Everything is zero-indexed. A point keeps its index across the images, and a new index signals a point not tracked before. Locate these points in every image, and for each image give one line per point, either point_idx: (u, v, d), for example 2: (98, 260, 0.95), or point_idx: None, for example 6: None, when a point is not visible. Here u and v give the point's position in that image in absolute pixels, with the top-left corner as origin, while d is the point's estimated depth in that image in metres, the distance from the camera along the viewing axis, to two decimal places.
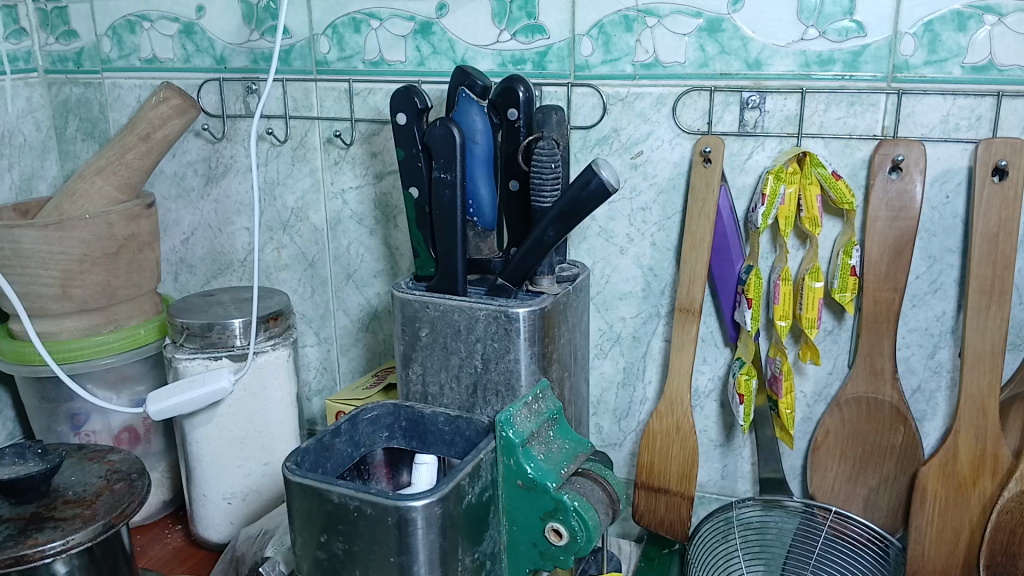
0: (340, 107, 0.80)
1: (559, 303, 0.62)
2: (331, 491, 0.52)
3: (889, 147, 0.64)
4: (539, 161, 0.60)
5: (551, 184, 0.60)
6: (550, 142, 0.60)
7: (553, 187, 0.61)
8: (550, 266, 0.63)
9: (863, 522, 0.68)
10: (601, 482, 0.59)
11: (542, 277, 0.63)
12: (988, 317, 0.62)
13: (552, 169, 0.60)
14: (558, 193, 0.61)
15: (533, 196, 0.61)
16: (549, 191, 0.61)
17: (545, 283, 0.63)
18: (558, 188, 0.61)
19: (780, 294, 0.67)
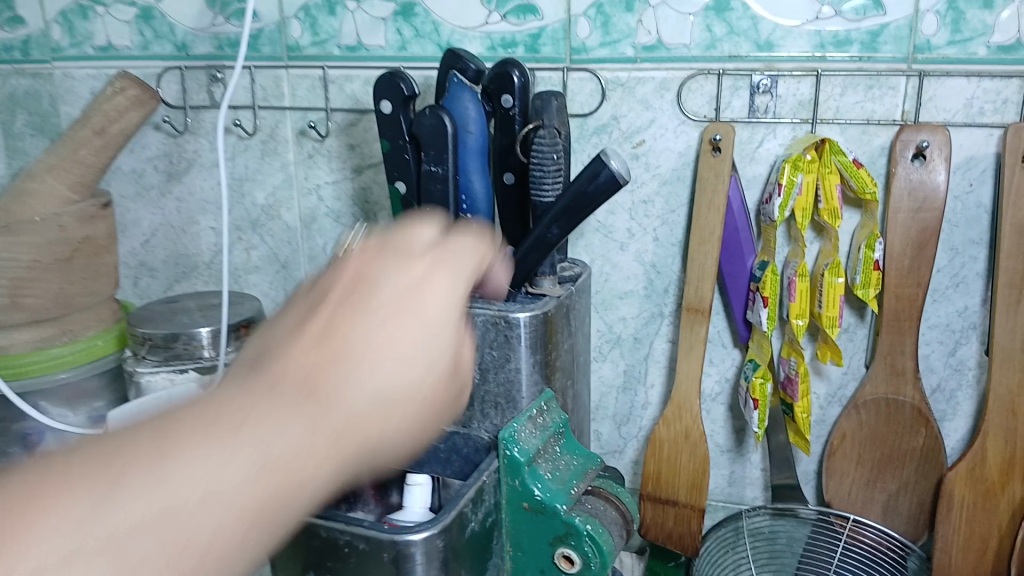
0: (314, 95, 0.73)
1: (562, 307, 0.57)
2: (318, 525, 0.47)
3: (911, 133, 0.59)
4: (539, 151, 0.55)
5: (553, 177, 0.55)
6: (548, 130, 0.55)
7: (555, 180, 0.56)
8: (548, 267, 0.58)
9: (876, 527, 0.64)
10: (614, 500, 0.54)
11: (541, 280, 0.58)
12: (1019, 313, 0.58)
13: (554, 160, 0.55)
14: (559, 189, 0.56)
15: (533, 190, 0.56)
16: (550, 186, 0.56)
17: (545, 285, 0.58)
18: (560, 182, 0.56)
19: (796, 291, 0.62)
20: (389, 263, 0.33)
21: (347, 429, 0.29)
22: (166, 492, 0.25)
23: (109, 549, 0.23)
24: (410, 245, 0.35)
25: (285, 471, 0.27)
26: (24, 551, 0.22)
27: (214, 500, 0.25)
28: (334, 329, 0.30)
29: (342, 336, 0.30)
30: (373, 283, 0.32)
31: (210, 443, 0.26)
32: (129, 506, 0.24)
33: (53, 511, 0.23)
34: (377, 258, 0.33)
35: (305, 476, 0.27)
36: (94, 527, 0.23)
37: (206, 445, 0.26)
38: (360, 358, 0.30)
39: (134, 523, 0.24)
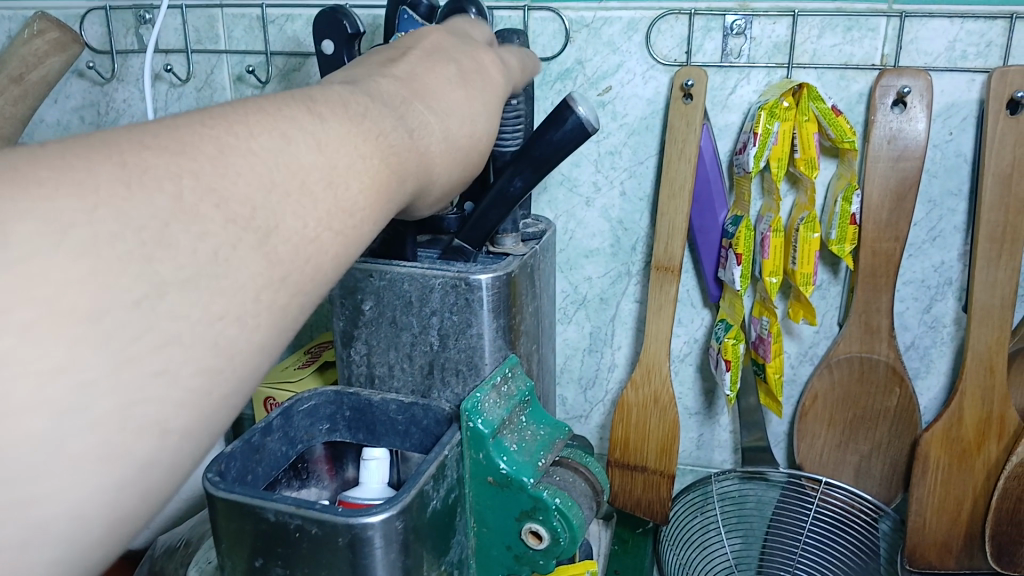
0: (252, 38, 0.67)
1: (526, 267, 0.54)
2: (266, 509, 0.42)
3: (891, 78, 0.56)
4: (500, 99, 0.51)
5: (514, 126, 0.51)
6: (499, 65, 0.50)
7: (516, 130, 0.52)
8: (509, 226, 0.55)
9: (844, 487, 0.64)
10: (582, 470, 0.51)
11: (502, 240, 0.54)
12: (999, 268, 0.56)
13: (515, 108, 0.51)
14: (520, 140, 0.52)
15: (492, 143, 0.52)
16: (512, 137, 0.52)
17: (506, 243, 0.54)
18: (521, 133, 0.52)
19: (770, 247, 0.59)
20: (439, 73, 0.36)
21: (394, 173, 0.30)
22: (275, 215, 0.24)
23: (143, 304, 0.20)
24: (453, 63, 0.37)
25: (348, 214, 0.27)
26: (70, 243, 0.19)
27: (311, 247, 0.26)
28: (411, 99, 0.33)
29: (422, 84, 0.35)
30: (427, 85, 0.35)
31: (318, 110, 0.28)
32: (183, 254, 0.21)
33: (97, 208, 0.20)
34: (424, 65, 0.36)
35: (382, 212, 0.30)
36: (125, 247, 0.20)
37: (298, 135, 0.26)
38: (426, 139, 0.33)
39: (193, 270, 0.22)
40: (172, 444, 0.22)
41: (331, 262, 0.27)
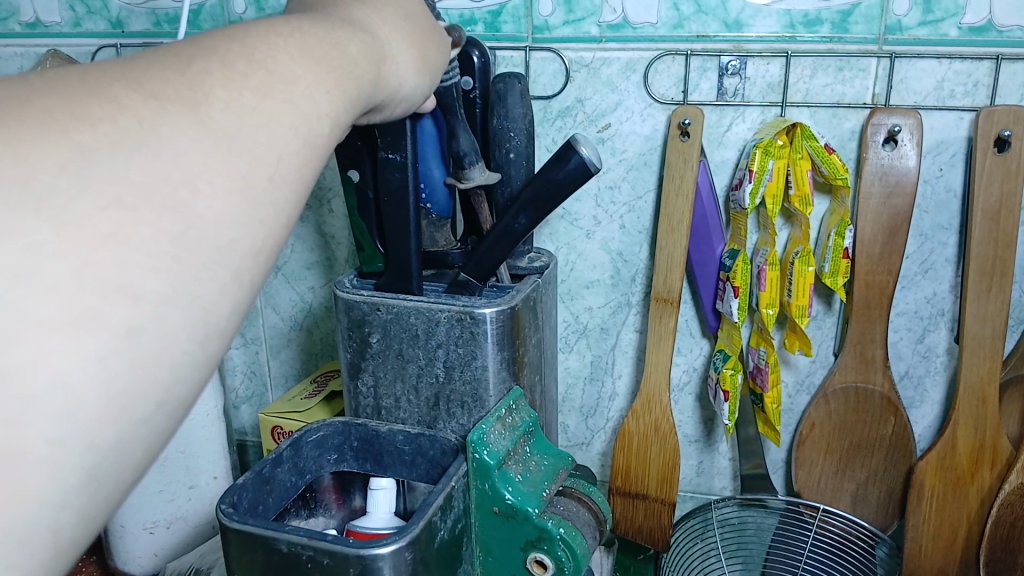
0: None
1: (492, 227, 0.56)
2: (278, 539, 0.43)
3: (882, 116, 0.58)
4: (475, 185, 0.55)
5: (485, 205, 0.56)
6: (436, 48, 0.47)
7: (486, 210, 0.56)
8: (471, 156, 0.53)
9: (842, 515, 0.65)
10: (586, 500, 0.52)
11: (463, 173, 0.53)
12: (989, 301, 0.58)
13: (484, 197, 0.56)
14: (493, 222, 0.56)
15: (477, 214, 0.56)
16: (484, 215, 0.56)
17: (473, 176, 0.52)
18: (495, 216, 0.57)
19: (766, 279, 0.61)
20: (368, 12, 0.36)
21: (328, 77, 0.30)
22: (185, 100, 0.24)
23: (71, 174, 0.21)
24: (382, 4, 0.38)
25: (300, 80, 0.28)
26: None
27: (268, 113, 0.26)
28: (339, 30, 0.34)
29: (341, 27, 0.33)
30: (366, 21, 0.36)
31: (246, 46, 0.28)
32: (102, 131, 0.22)
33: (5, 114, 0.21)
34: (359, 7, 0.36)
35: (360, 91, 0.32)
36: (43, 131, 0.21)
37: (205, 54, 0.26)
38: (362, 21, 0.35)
39: (110, 142, 0.22)
40: (146, 316, 0.22)
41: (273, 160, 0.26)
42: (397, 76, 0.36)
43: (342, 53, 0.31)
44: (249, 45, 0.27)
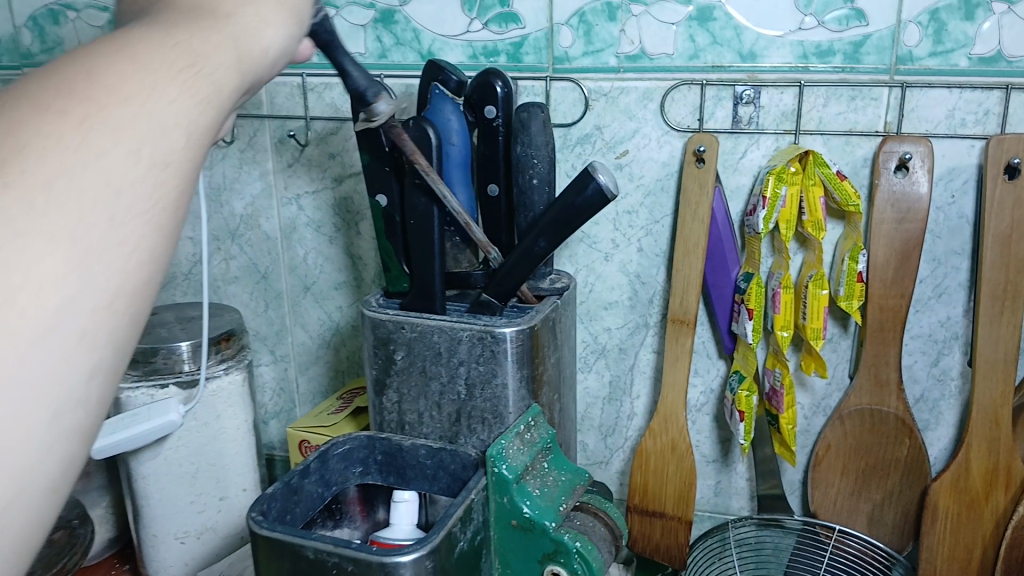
0: (293, 104, 0.72)
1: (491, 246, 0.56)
2: (304, 546, 0.45)
3: (894, 143, 0.60)
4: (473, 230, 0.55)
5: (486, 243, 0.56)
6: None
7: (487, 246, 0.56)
8: (370, 91, 0.46)
9: (859, 535, 0.65)
10: (602, 516, 0.54)
11: (369, 112, 0.46)
12: (1001, 325, 0.59)
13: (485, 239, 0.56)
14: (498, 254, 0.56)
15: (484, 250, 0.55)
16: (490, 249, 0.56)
17: (381, 108, 0.46)
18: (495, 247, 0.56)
19: (782, 302, 0.62)
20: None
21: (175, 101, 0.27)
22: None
23: None
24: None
25: (140, 104, 0.26)
26: None
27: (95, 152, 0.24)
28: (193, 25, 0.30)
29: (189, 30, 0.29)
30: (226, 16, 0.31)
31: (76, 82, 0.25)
32: None
33: None
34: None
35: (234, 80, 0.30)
36: None
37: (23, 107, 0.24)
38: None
39: None
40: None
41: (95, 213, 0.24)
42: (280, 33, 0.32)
43: (205, 56, 0.28)
44: (70, 76, 0.25)
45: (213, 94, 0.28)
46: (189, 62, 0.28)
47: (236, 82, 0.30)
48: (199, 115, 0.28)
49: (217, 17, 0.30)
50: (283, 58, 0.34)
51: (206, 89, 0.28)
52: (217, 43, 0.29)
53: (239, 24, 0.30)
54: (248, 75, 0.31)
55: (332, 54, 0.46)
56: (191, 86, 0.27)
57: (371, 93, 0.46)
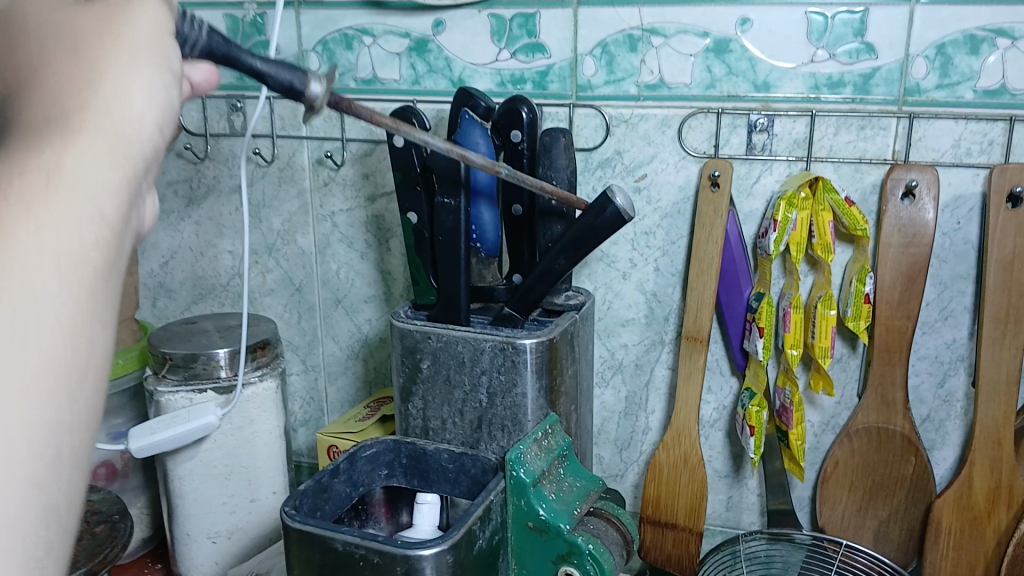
0: (330, 126, 0.76)
1: (503, 168, 0.52)
2: (333, 538, 0.49)
3: (902, 171, 0.62)
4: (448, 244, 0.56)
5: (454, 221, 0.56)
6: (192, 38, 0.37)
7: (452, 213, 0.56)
8: (296, 81, 0.38)
9: (866, 552, 0.67)
10: (615, 522, 0.56)
11: (307, 102, 0.39)
12: (1004, 346, 0.61)
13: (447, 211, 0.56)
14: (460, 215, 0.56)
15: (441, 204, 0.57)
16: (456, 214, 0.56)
17: (318, 92, 0.38)
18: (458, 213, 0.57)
19: (791, 322, 0.64)
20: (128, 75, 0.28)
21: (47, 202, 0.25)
22: None
23: None
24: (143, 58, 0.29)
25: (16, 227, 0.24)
26: None
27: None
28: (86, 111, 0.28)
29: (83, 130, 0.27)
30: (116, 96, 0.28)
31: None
32: None
33: None
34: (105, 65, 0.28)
35: (115, 179, 0.27)
36: None
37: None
38: (67, 84, 0.27)
39: None
40: None
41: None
42: (147, 96, 0.28)
43: (69, 164, 0.26)
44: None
45: (96, 205, 0.26)
46: (48, 181, 0.25)
47: (118, 180, 0.27)
48: (83, 226, 0.25)
49: (70, 115, 0.27)
50: (171, 121, 0.30)
51: (82, 205, 0.26)
52: (83, 148, 0.26)
53: (99, 115, 0.27)
54: (136, 161, 0.28)
55: (233, 60, 0.38)
56: (64, 201, 0.25)
57: (297, 84, 0.38)
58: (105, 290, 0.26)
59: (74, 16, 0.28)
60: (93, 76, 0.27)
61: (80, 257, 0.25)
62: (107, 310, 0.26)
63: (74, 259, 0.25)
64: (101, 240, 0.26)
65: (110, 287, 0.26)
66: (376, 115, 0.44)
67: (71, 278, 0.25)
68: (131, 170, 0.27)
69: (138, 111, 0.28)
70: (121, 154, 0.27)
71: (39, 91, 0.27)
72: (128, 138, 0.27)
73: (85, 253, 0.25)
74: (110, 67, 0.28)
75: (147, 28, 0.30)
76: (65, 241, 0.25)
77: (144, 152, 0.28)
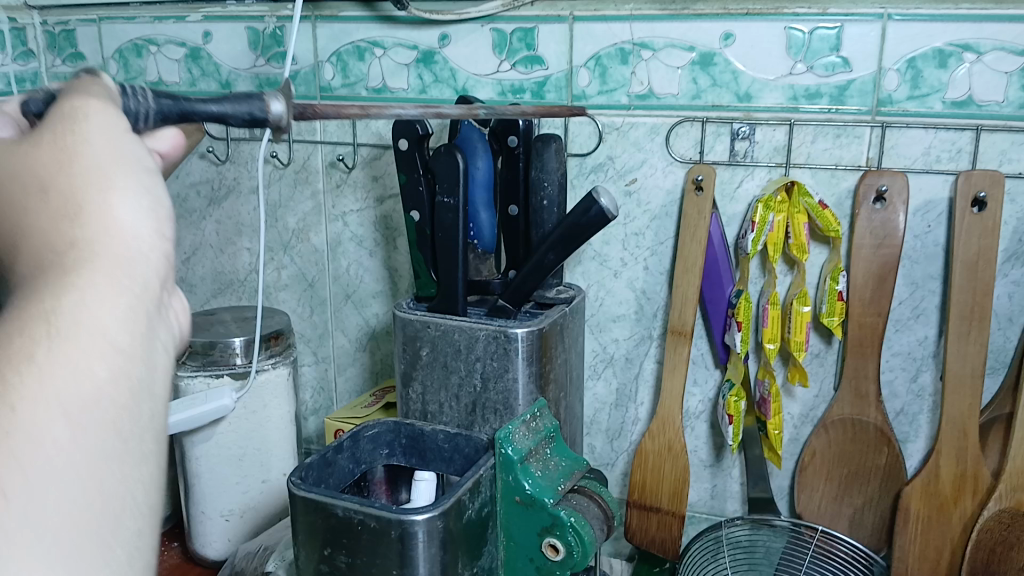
0: (342, 132, 0.81)
1: (494, 116, 0.53)
2: (335, 505, 0.53)
3: (874, 178, 0.66)
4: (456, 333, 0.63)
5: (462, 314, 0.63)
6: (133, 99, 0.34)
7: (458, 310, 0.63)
8: (257, 110, 0.35)
9: (847, 539, 0.71)
10: (596, 499, 0.60)
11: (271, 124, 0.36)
12: (969, 341, 0.65)
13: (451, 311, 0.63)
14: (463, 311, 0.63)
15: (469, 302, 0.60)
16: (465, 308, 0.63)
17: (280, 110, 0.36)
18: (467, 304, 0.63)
19: (769, 318, 0.69)
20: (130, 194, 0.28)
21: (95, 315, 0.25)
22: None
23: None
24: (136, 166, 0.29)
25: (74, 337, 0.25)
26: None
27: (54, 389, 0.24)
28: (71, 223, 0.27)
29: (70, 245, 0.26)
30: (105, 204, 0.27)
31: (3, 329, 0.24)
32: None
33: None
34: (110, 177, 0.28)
35: (135, 296, 0.27)
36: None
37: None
38: (52, 226, 0.26)
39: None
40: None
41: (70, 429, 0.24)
42: (158, 213, 0.29)
43: (99, 276, 0.26)
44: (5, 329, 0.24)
45: (119, 329, 0.26)
46: (51, 319, 0.24)
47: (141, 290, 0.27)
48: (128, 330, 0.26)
49: (67, 239, 0.27)
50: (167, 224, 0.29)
51: (97, 334, 0.25)
52: (82, 282, 0.25)
53: (100, 240, 0.27)
54: (146, 274, 0.27)
55: (190, 112, 0.35)
56: (106, 312, 0.26)
57: (259, 113, 0.35)
58: (142, 413, 0.26)
59: (40, 159, 0.27)
60: (72, 210, 0.27)
61: (99, 390, 0.24)
62: (140, 428, 0.26)
63: (93, 393, 0.24)
64: (126, 366, 0.26)
65: (144, 408, 0.26)
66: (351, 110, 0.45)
67: (97, 410, 0.24)
68: (147, 291, 0.27)
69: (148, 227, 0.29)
70: (140, 276, 0.27)
71: (34, 241, 0.27)
72: (152, 258, 0.28)
73: (104, 385, 0.25)
74: (106, 188, 0.28)
75: (102, 142, 0.28)
76: (91, 373, 0.24)
77: (162, 275, 0.28)
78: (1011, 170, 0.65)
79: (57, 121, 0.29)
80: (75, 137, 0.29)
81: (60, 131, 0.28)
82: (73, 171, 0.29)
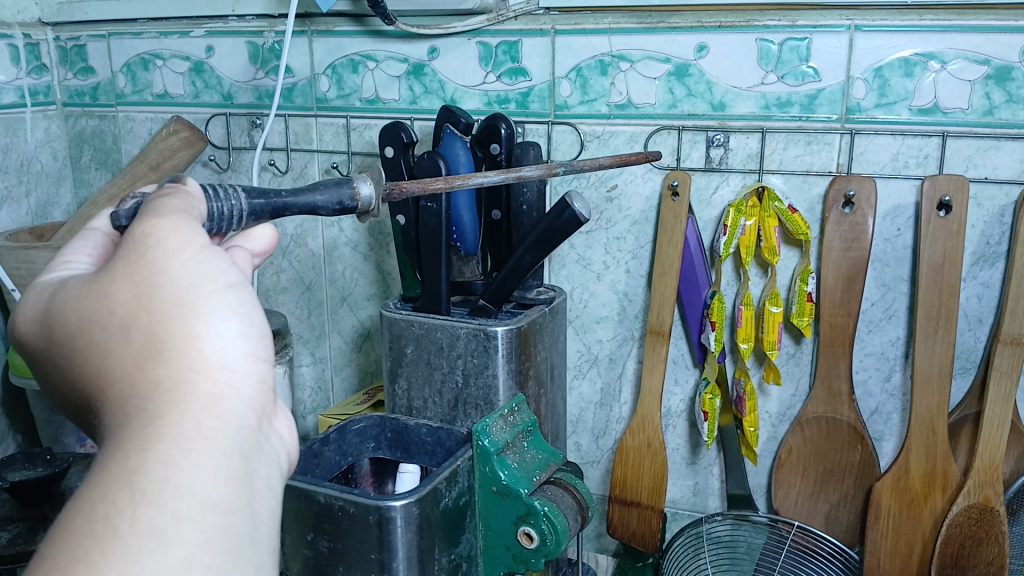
0: (338, 141, 0.86)
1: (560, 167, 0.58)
2: (317, 492, 0.56)
3: (842, 183, 0.69)
4: (461, 355, 0.65)
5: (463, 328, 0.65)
6: (237, 207, 0.41)
7: (464, 324, 0.65)
8: (346, 199, 0.45)
9: (831, 539, 0.72)
10: (572, 490, 0.63)
11: (357, 208, 0.46)
12: (936, 341, 0.67)
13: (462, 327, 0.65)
14: (469, 323, 0.64)
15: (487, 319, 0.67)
16: (465, 323, 0.64)
17: (365, 193, 0.46)
18: (471, 322, 0.65)
19: (743, 317, 0.73)
20: (220, 322, 0.33)
21: (205, 432, 0.31)
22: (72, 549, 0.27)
23: None
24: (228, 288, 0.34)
25: (180, 452, 0.29)
26: None
27: (176, 485, 0.29)
28: (171, 355, 0.32)
29: (171, 381, 0.31)
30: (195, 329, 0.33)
31: (128, 452, 0.29)
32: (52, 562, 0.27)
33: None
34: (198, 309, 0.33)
35: (211, 454, 0.30)
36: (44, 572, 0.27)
37: (112, 489, 0.28)
38: (153, 366, 0.32)
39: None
40: None
41: (199, 526, 0.28)
42: (219, 343, 0.33)
43: (202, 399, 0.31)
44: (124, 466, 0.29)
45: (200, 490, 0.29)
46: (133, 494, 0.28)
47: (238, 408, 0.32)
48: (230, 440, 0.31)
49: (152, 395, 0.31)
50: (265, 346, 0.35)
51: (180, 498, 0.28)
52: (187, 411, 0.31)
53: (208, 370, 0.32)
54: (241, 395, 0.33)
55: (282, 209, 0.43)
56: (209, 428, 0.31)
57: (347, 200, 0.46)
58: (238, 561, 0.29)
59: (127, 307, 0.33)
60: (161, 352, 0.32)
61: (189, 556, 0.28)
62: (241, 526, 0.30)
63: (184, 559, 0.28)
64: (214, 522, 0.29)
65: (243, 558, 0.30)
66: (428, 184, 0.52)
67: (200, 553, 0.28)
68: (229, 426, 0.31)
69: (212, 363, 0.32)
70: (214, 423, 0.31)
71: (136, 382, 0.32)
72: (223, 398, 0.32)
73: (197, 549, 0.28)
74: (172, 335, 0.32)
75: (181, 271, 0.34)
76: (177, 541, 0.28)
77: (245, 404, 0.33)
78: (977, 175, 0.67)
79: (126, 261, 0.34)
80: (137, 289, 0.33)
81: (139, 272, 0.33)
82: (140, 322, 0.33)
